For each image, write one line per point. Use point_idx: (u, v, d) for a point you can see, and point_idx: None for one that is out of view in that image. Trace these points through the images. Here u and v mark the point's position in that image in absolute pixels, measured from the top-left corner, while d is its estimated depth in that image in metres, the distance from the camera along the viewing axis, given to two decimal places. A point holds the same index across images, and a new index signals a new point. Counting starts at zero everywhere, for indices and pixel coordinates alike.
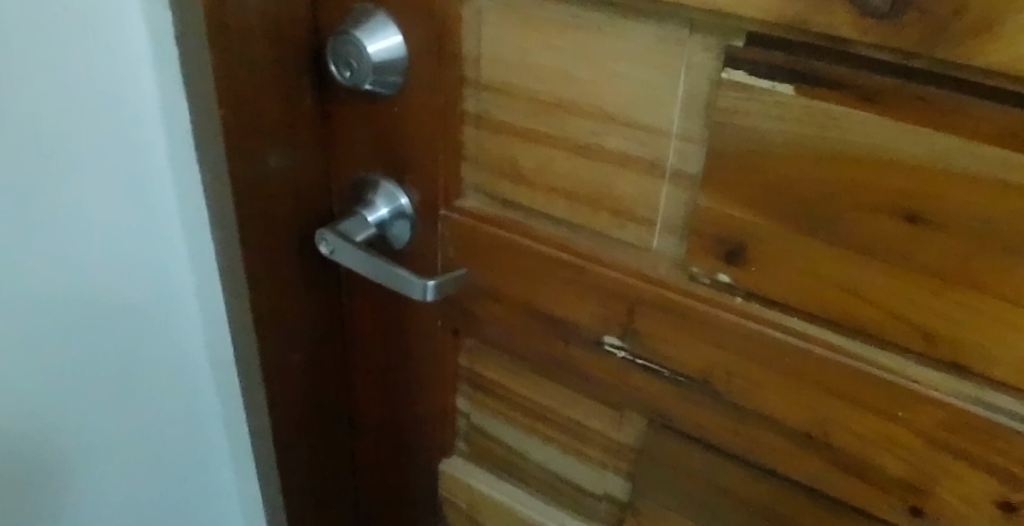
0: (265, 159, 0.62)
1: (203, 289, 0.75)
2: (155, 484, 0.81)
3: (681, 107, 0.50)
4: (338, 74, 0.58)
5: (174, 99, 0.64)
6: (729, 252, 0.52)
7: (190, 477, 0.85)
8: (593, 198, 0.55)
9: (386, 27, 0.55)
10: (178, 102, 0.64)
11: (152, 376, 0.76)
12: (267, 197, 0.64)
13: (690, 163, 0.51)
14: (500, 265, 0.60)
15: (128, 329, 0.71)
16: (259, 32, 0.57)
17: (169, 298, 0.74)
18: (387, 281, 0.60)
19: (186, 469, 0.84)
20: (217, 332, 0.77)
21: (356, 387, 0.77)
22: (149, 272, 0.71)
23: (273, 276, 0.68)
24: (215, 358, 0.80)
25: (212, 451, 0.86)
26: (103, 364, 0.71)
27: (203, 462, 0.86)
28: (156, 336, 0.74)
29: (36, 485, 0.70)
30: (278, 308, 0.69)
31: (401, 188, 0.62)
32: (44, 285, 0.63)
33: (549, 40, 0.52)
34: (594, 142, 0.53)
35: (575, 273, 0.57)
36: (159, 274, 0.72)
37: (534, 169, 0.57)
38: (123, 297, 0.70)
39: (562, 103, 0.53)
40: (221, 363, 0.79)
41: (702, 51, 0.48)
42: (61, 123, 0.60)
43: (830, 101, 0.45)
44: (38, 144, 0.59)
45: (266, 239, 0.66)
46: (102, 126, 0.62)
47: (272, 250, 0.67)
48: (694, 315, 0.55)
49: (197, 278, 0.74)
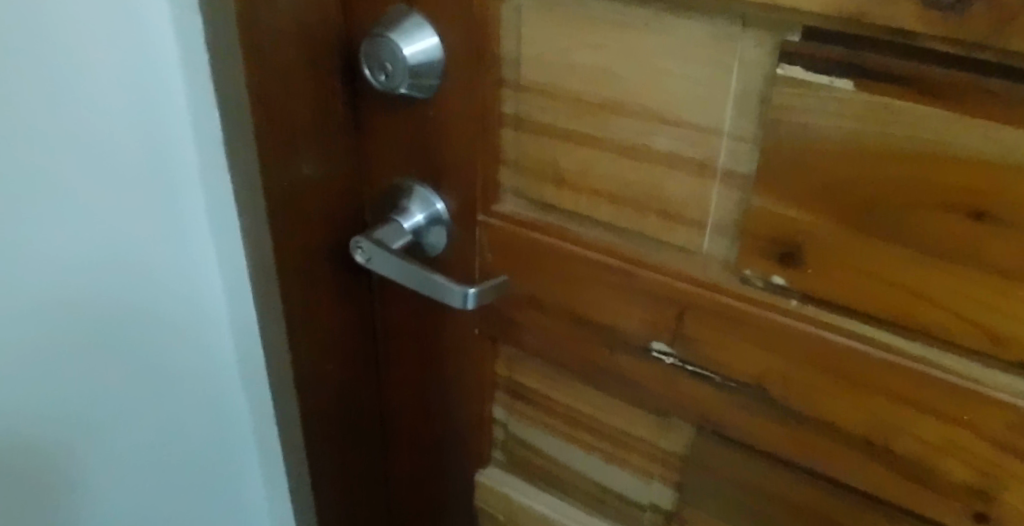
0: (298, 166, 0.61)
1: (234, 298, 0.73)
2: (187, 498, 0.80)
3: (733, 105, 0.48)
4: (372, 78, 0.56)
5: (204, 107, 0.63)
6: (784, 254, 0.50)
7: (222, 490, 0.83)
8: (641, 201, 0.53)
9: (421, 28, 0.54)
10: (208, 111, 0.63)
11: (182, 387, 0.74)
12: (300, 205, 0.63)
13: (743, 162, 0.50)
14: (542, 271, 0.59)
15: (158, 341, 0.70)
16: (289, 37, 0.56)
17: (199, 308, 0.72)
18: (425, 289, 0.58)
19: (218, 483, 0.83)
20: (248, 342, 0.76)
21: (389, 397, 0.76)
22: (179, 283, 0.70)
23: (306, 285, 0.66)
24: (246, 369, 0.78)
25: (243, 463, 0.85)
26: (133, 377, 0.69)
27: (235, 476, 0.84)
28: (186, 346, 0.73)
29: (68, 499, 0.69)
30: (310, 317, 0.68)
31: (437, 193, 0.60)
32: (72, 298, 0.62)
33: (592, 38, 0.50)
34: (640, 143, 0.52)
35: (621, 279, 0.56)
36: (189, 285, 0.70)
37: (576, 173, 0.55)
38: (153, 308, 0.68)
39: (608, 103, 0.52)
40: (252, 373, 0.78)
41: (755, 47, 0.47)
42: (93, 132, 0.58)
43: (891, 96, 0.44)
44: (69, 154, 0.58)
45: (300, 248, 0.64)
46: (132, 135, 0.61)
47: (305, 258, 0.65)
48: (747, 319, 0.53)
49: (228, 288, 0.73)
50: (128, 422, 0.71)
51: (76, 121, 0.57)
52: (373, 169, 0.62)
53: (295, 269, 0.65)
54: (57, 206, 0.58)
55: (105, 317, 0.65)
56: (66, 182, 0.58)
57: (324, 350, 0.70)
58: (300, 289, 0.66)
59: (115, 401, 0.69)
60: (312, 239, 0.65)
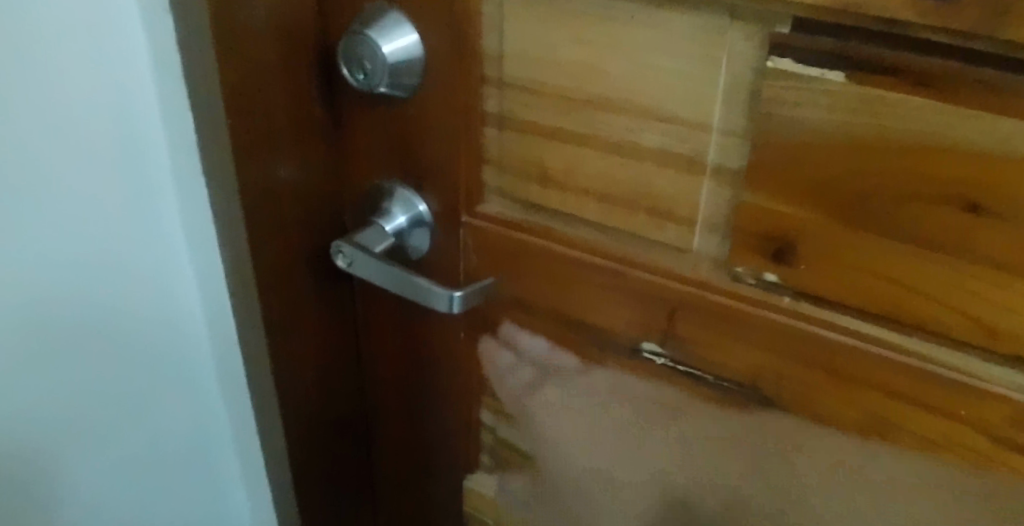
0: (276, 169, 0.59)
1: (211, 305, 0.71)
2: (168, 508, 0.78)
3: (723, 100, 0.47)
4: (351, 78, 0.54)
5: (177, 109, 0.61)
6: (776, 250, 0.49)
7: (201, 500, 0.81)
8: (630, 199, 0.52)
9: (401, 25, 0.52)
10: (181, 112, 0.61)
11: (159, 398, 0.72)
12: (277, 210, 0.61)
13: (734, 157, 0.49)
14: (528, 272, 0.58)
15: (133, 351, 0.68)
16: (264, 35, 0.54)
17: (176, 316, 0.70)
18: (410, 293, 0.57)
19: (198, 492, 0.81)
20: (227, 349, 0.74)
21: (373, 404, 0.74)
22: (154, 290, 0.67)
23: (285, 291, 0.65)
24: (226, 377, 0.76)
25: (223, 473, 0.83)
26: (112, 385, 0.67)
27: (215, 485, 0.82)
28: (163, 355, 0.71)
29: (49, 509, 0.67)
30: (292, 323, 0.66)
31: (419, 194, 0.58)
32: (48, 301, 0.60)
33: (578, 33, 0.49)
34: (628, 140, 0.51)
35: (610, 279, 0.55)
36: (165, 291, 0.68)
37: (562, 171, 0.54)
38: (129, 318, 0.66)
39: (595, 99, 0.50)
40: (232, 382, 0.76)
41: (745, 39, 0.46)
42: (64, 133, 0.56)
43: (883, 88, 0.43)
44: (41, 155, 0.55)
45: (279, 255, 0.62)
46: (103, 139, 0.59)
47: (284, 263, 0.64)
48: (739, 317, 0.52)
49: (205, 295, 0.71)
50: (105, 436, 0.69)
51: (44, 125, 0.55)
52: (353, 171, 0.61)
53: (274, 274, 0.64)
54: (31, 206, 0.56)
55: (79, 328, 0.63)
56: (34, 188, 0.56)
57: (306, 357, 0.69)
58: (280, 294, 0.65)
59: (94, 409, 0.67)
60: (292, 243, 0.63)
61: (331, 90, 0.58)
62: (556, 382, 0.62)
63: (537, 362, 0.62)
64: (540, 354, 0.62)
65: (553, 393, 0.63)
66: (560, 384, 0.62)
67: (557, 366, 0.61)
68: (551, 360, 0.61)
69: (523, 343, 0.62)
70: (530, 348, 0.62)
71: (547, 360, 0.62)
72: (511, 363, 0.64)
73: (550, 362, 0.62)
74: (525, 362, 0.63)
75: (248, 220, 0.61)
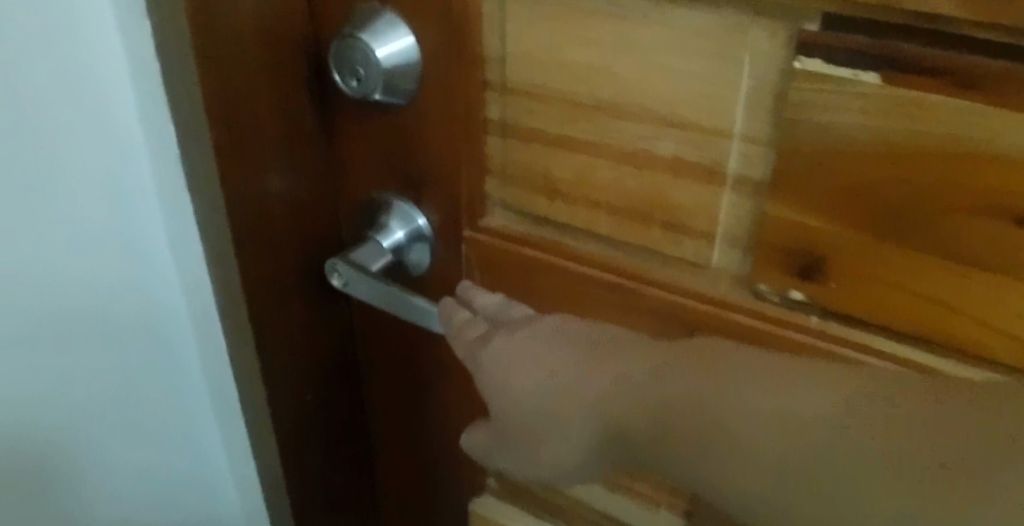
0: (266, 185, 0.55)
1: (201, 324, 0.68)
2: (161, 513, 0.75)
3: (744, 104, 0.44)
4: (342, 84, 0.50)
5: (156, 121, 0.57)
6: (802, 267, 0.46)
7: (198, 506, 0.78)
8: (643, 211, 0.48)
9: (396, 28, 0.49)
10: (159, 124, 0.57)
11: (144, 416, 0.69)
12: (268, 229, 0.57)
13: (756, 167, 0.45)
14: (535, 291, 0.54)
15: (115, 370, 0.65)
16: (251, 43, 0.50)
17: (162, 334, 0.67)
18: (407, 313, 0.54)
19: (193, 501, 0.78)
20: (218, 369, 0.70)
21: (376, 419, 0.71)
22: (136, 307, 0.64)
23: (279, 313, 0.60)
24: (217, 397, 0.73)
25: (220, 486, 0.80)
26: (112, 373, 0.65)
27: (211, 496, 0.79)
28: (148, 374, 0.68)
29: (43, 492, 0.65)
30: (286, 348, 0.62)
31: (418, 208, 0.55)
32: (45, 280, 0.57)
33: (585, 33, 0.45)
34: (642, 148, 0.47)
35: (624, 298, 0.51)
36: (150, 302, 0.65)
37: (570, 182, 0.50)
38: (120, 317, 0.63)
39: (604, 103, 0.46)
40: (224, 403, 0.73)
41: (768, 38, 0.42)
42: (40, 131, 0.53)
43: (923, 90, 0.39)
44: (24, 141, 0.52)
45: (271, 275, 0.59)
46: (77, 153, 0.56)
47: (277, 285, 0.59)
48: (763, 340, 0.48)
49: (194, 313, 0.67)
50: (86, 456, 0.66)
51: (22, 122, 0.52)
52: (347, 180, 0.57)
53: (266, 298, 0.59)
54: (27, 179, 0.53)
55: (55, 348, 0.60)
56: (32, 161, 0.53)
57: (302, 380, 0.65)
58: (272, 319, 0.60)
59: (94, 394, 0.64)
60: (283, 263, 0.59)
61: (324, 97, 0.55)
62: (507, 331, 0.52)
63: (494, 317, 0.54)
64: (498, 311, 0.54)
65: (504, 345, 0.51)
66: (517, 334, 0.51)
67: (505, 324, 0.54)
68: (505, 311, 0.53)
69: (478, 298, 0.54)
70: (485, 305, 0.54)
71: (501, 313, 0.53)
72: (469, 318, 0.54)
73: (502, 314, 0.53)
74: (481, 319, 0.53)
75: (236, 246, 0.56)
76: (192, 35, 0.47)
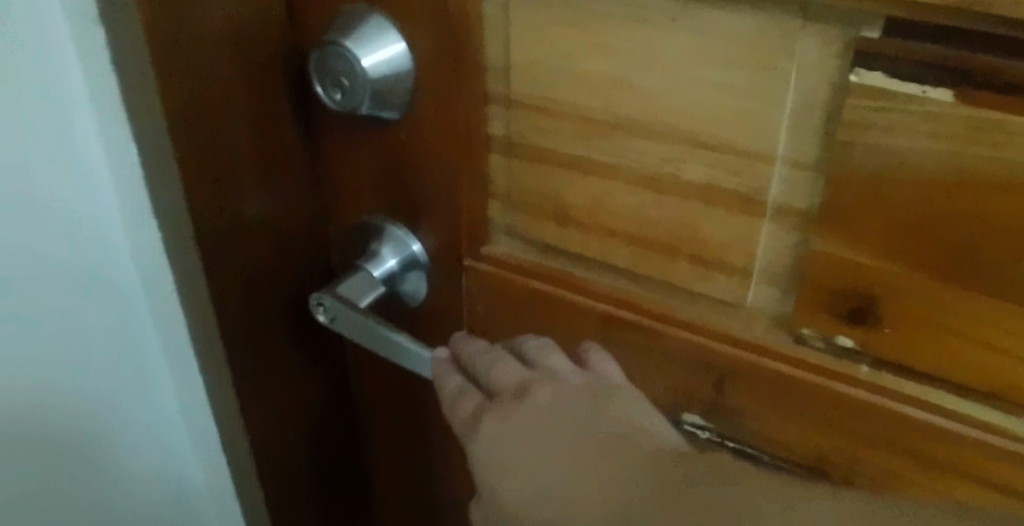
0: (243, 208, 0.49)
1: (179, 354, 0.62)
2: None
3: (789, 123, 0.37)
4: (326, 97, 0.44)
5: (120, 137, 0.51)
6: (854, 310, 0.40)
7: None
8: (667, 243, 0.42)
9: (385, 31, 0.42)
10: (127, 142, 0.51)
11: (123, 459, 0.63)
12: (249, 253, 0.51)
13: (801, 195, 0.39)
14: (543, 330, 0.48)
15: (91, 412, 0.59)
16: (219, 49, 0.44)
17: (136, 366, 0.61)
18: (393, 356, 0.48)
19: None
20: (198, 401, 0.65)
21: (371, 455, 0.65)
22: (109, 342, 0.58)
23: (259, 344, 0.55)
24: (199, 431, 0.67)
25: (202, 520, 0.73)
26: (94, 391, 0.58)
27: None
28: (123, 412, 0.62)
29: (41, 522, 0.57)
30: (267, 378, 0.57)
31: (413, 233, 0.49)
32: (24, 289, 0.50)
33: (603, 40, 0.39)
34: (667, 172, 0.40)
35: (645, 339, 0.45)
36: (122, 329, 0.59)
37: (585, 208, 0.44)
38: (97, 336, 0.57)
39: (624, 121, 0.40)
40: (206, 436, 0.67)
41: (819, 47, 0.35)
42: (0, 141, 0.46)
43: (1008, 111, 0.32)
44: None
45: (251, 303, 0.53)
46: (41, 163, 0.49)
47: (256, 314, 0.54)
48: (804, 391, 0.42)
49: (170, 343, 0.62)
50: (70, 495, 0.59)
51: None
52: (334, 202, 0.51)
53: (245, 328, 0.54)
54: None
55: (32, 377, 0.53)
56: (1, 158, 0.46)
57: (285, 412, 0.60)
58: (251, 349, 0.55)
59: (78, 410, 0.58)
60: (264, 290, 0.54)
61: (308, 109, 0.49)
62: (499, 414, 0.40)
63: (487, 385, 0.43)
64: (487, 363, 0.44)
65: (492, 428, 0.39)
66: (510, 420, 0.39)
67: (500, 386, 0.42)
68: (495, 372, 0.43)
69: (465, 351, 0.45)
70: (474, 354, 0.45)
71: (491, 376, 0.43)
72: (461, 387, 0.44)
73: (492, 371, 0.43)
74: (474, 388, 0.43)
75: (208, 272, 0.51)
76: (150, 41, 0.43)
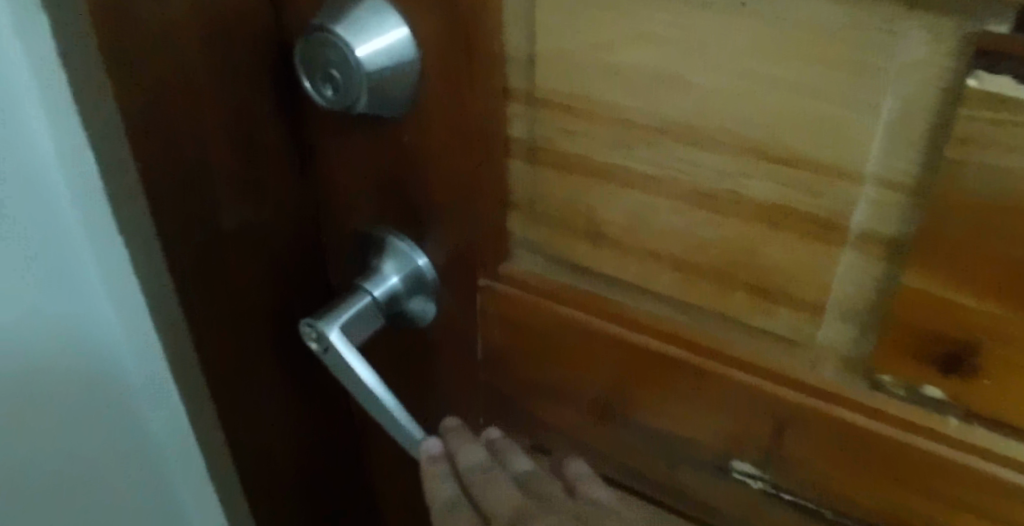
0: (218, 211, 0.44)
1: (152, 355, 0.57)
2: None
3: (884, 135, 0.30)
4: (317, 94, 0.37)
5: (71, 124, 0.46)
6: (947, 358, 0.33)
7: None
8: (723, 270, 0.36)
9: (383, 16, 0.35)
10: (77, 126, 0.46)
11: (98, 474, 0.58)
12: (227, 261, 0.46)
13: (889, 220, 0.32)
14: (571, 360, 0.41)
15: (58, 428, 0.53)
16: (181, 34, 0.38)
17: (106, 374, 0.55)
18: (368, 405, 0.42)
19: None
20: (173, 401, 0.60)
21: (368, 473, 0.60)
22: (72, 349, 0.52)
23: (242, 356, 0.51)
24: (179, 435, 0.62)
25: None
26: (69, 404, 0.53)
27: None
28: (96, 426, 0.56)
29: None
30: (249, 386, 0.52)
31: (420, 247, 0.42)
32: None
33: (650, 29, 0.31)
34: (727, 188, 0.33)
35: (692, 379, 0.39)
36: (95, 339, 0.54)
37: (622, 227, 0.37)
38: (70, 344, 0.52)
39: (675, 125, 0.33)
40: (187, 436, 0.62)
41: (927, 43, 0.28)
42: None
43: None
44: None
45: (229, 312, 0.48)
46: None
47: (234, 322, 0.49)
48: (880, 444, 0.36)
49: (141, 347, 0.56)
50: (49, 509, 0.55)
51: None
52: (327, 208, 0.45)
53: (220, 336, 0.49)
54: None
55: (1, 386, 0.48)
56: None
57: (274, 418, 0.55)
58: (227, 359, 0.50)
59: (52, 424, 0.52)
60: (244, 301, 0.48)
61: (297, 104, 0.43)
62: None
63: (480, 505, 0.42)
64: (480, 477, 0.43)
65: None
66: None
67: (493, 512, 0.42)
68: (489, 496, 0.42)
69: (461, 457, 0.43)
70: (469, 464, 0.43)
71: (487, 499, 0.42)
72: (453, 500, 0.43)
73: (485, 491, 0.42)
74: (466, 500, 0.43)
75: (175, 279, 0.46)
76: (97, 21, 0.37)
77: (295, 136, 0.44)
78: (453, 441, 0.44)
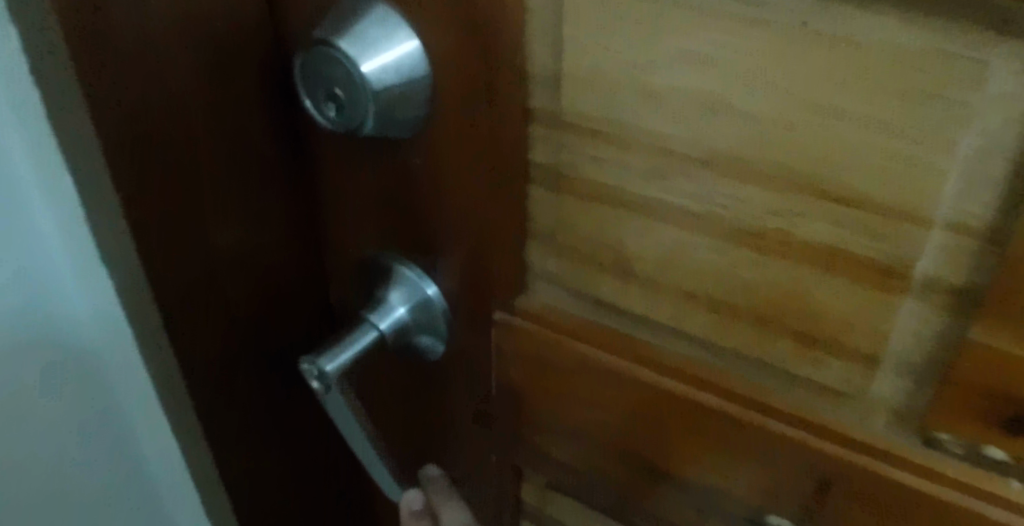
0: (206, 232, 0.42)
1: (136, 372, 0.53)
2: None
3: (960, 176, 0.26)
4: (319, 113, 0.34)
5: (40, 118, 0.41)
6: (1013, 420, 0.29)
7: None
8: (765, 313, 0.33)
9: (394, 31, 0.32)
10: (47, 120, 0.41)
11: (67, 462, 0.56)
12: (215, 283, 0.44)
13: (959, 268, 0.28)
14: (593, 402, 0.38)
15: (16, 422, 0.51)
16: (166, 47, 0.36)
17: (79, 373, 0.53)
18: (354, 441, 0.41)
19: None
20: (157, 417, 0.56)
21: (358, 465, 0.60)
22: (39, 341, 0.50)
23: (230, 376, 0.49)
24: (165, 446, 0.59)
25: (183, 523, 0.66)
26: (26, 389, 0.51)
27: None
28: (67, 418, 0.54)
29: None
30: (230, 399, 0.51)
31: (430, 276, 0.38)
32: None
33: (696, 51, 0.28)
34: (774, 226, 0.30)
35: (728, 428, 0.35)
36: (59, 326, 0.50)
37: (656, 263, 0.34)
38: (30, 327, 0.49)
39: (718, 157, 0.30)
40: (172, 451, 0.58)
41: (1016, 73, 0.24)
42: None
43: None
44: None
45: (217, 334, 0.47)
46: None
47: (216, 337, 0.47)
48: (933, 506, 0.32)
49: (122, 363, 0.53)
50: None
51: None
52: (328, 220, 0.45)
53: (204, 352, 0.47)
54: None
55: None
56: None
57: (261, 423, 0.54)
58: (209, 375, 0.48)
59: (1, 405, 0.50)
60: (228, 315, 0.46)
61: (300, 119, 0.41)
62: None
63: None
64: None
65: None
66: None
67: None
68: None
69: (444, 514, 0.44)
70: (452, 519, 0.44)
71: None
72: None
73: None
74: None
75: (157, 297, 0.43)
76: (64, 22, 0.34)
77: (290, 155, 0.43)
78: (432, 496, 0.44)
